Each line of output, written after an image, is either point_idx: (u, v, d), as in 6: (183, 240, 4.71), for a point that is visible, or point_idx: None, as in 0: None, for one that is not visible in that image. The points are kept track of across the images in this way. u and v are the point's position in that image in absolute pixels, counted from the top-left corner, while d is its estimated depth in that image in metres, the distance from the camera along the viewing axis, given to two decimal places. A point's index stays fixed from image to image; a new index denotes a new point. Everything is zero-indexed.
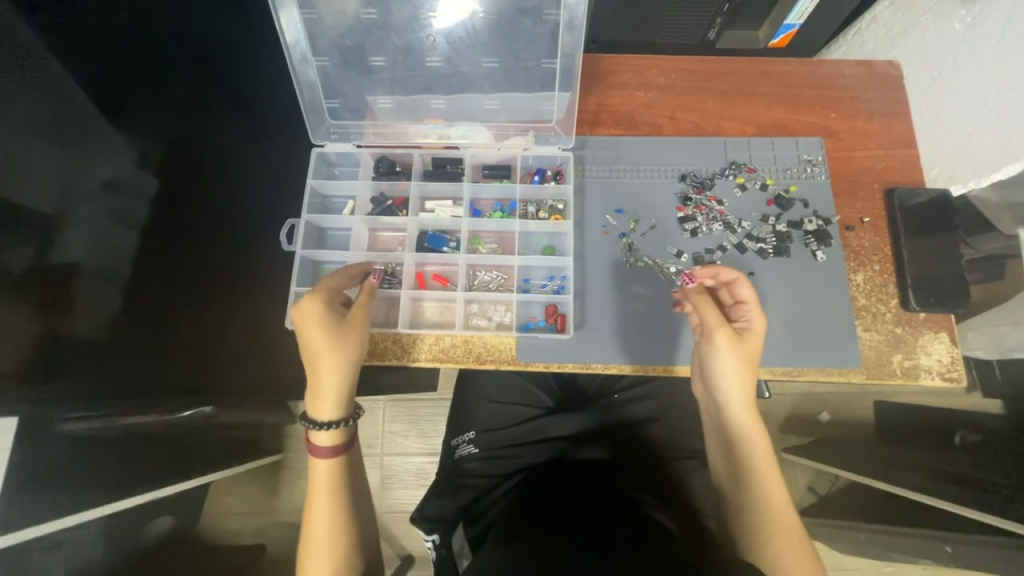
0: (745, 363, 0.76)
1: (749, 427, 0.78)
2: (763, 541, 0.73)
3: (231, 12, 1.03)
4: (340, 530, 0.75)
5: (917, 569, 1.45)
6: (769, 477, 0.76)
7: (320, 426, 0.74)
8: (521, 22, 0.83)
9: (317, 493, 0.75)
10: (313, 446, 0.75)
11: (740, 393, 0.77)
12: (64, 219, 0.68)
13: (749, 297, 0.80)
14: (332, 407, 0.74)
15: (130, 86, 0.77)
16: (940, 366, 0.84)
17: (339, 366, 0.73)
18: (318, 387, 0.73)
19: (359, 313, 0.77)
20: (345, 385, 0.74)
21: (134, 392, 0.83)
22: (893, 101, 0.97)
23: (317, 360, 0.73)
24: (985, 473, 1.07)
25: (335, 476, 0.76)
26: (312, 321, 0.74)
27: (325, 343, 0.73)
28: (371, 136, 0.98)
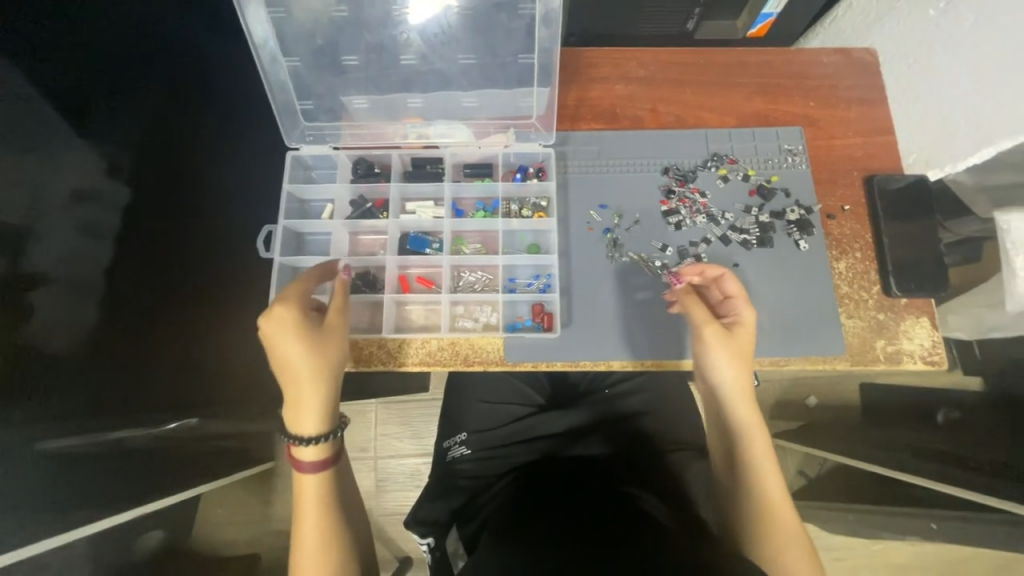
0: (737, 359, 0.78)
1: (747, 422, 0.79)
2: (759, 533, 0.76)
3: (197, 12, 0.99)
4: (332, 547, 0.73)
5: (905, 545, 1.49)
6: (767, 471, 0.77)
7: (307, 442, 0.72)
8: (497, 17, 0.82)
9: (304, 510, 0.73)
10: (298, 462, 0.73)
11: (733, 389, 0.78)
12: (34, 232, 0.65)
13: (738, 292, 0.80)
14: (316, 420, 0.72)
15: (93, 91, 0.74)
16: (922, 351, 0.85)
17: (319, 377, 0.72)
18: (300, 402, 0.72)
19: (334, 318, 0.76)
20: (327, 395, 0.73)
21: (114, 408, 0.80)
22: (869, 88, 0.98)
23: (295, 373, 0.71)
24: (969, 451, 1.10)
25: (322, 491, 0.74)
26: (284, 332, 0.71)
27: (301, 355, 0.71)
28: (348, 137, 0.95)
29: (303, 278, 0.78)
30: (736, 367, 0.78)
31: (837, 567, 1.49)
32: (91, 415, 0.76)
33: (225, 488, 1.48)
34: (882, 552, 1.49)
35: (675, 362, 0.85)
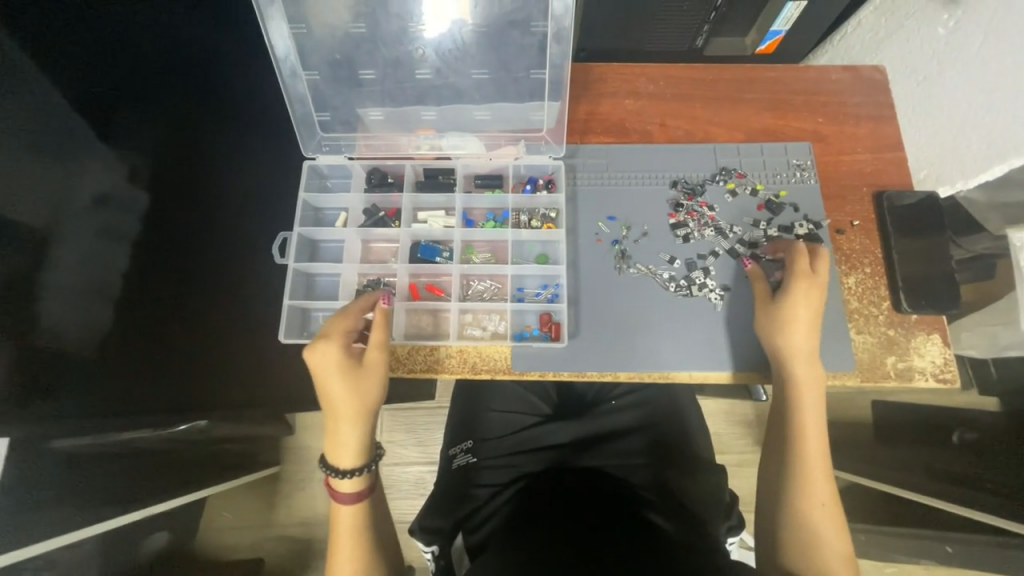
0: (807, 330, 0.78)
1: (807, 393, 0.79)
2: (802, 504, 0.77)
3: (219, 26, 1.03)
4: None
5: (919, 568, 1.45)
6: (816, 450, 0.78)
7: (344, 476, 0.74)
8: (509, 33, 0.84)
9: (339, 541, 0.75)
10: (335, 493, 0.75)
11: (805, 359, 0.78)
12: (55, 235, 0.68)
13: (821, 270, 0.81)
14: (354, 456, 0.74)
15: (119, 101, 0.77)
16: (932, 368, 0.85)
17: (358, 414, 0.73)
18: (339, 437, 0.74)
19: (374, 354, 0.75)
20: (364, 432, 0.75)
21: (136, 409, 0.82)
22: (879, 105, 0.98)
23: (336, 410, 0.72)
24: (986, 472, 1.07)
25: (356, 524, 0.76)
26: (328, 367, 0.72)
27: (343, 392, 0.72)
28: (363, 148, 0.98)
29: (351, 308, 0.77)
30: (808, 335, 0.78)
31: None
32: (112, 416, 0.78)
33: (232, 491, 1.49)
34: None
35: (682, 374, 0.85)
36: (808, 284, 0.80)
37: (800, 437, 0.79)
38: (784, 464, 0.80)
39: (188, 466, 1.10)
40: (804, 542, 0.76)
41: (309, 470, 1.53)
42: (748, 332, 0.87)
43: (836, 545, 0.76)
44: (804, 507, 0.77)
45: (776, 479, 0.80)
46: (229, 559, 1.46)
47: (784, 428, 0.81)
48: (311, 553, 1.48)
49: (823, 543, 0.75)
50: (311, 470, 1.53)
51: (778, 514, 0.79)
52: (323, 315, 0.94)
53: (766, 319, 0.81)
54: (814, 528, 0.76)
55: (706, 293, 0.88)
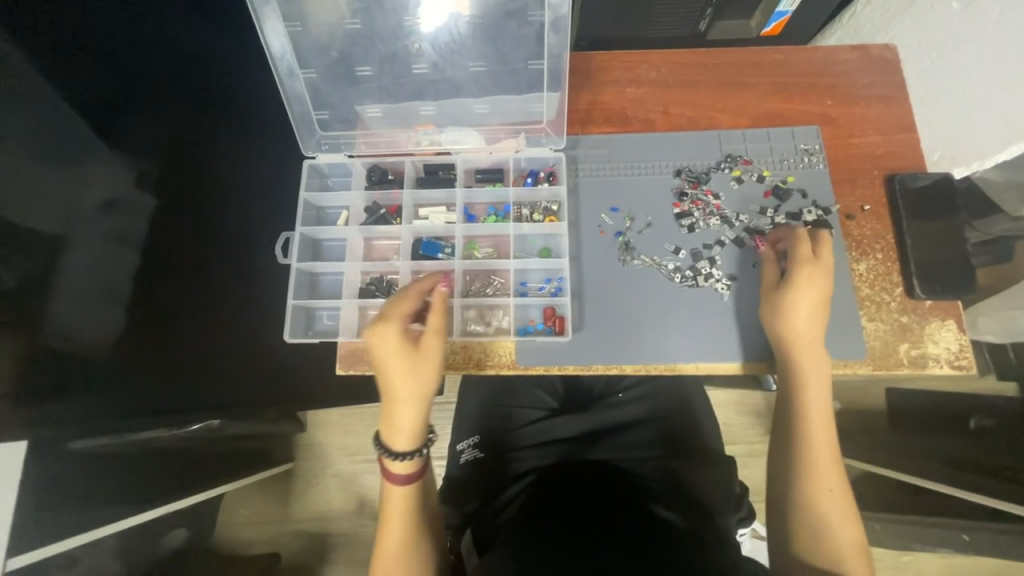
0: (812, 318, 0.77)
1: (812, 381, 0.78)
2: (808, 490, 0.76)
3: (216, 27, 1.03)
4: (408, 559, 0.76)
5: (936, 557, 1.43)
6: (822, 435, 0.77)
7: (398, 457, 0.74)
8: (507, 24, 0.83)
9: (389, 519, 0.76)
10: (388, 473, 0.75)
11: (809, 347, 0.77)
12: (67, 241, 0.69)
13: (827, 257, 0.79)
14: (407, 439, 0.74)
15: (123, 106, 0.78)
16: (947, 355, 0.83)
17: (415, 398, 0.73)
18: (394, 420, 0.73)
19: (431, 339, 0.75)
20: (420, 416, 0.74)
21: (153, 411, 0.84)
22: (890, 85, 0.95)
23: (393, 392, 0.72)
24: (1005, 460, 1.05)
25: (406, 505, 0.76)
26: (387, 348, 0.72)
27: (401, 374, 0.72)
28: (362, 146, 0.98)
29: (410, 291, 0.77)
30: (813, 323, 0.77)
31: None
32: (130, 417, 0.79)
33: (247, 487, 1.52)
34: (911, 564, 1.44)
35: (689, 365, 0.84)
36: (812, 270, 0.78)
37: (806, 425, 0.78)
38: (790, 453, 0.79)
39: (202, 464, 1.11)
40: (812, 529, 0.75)
41: (321, 466, 1.55)
42: (755, 322, 0.85)
43: (845, 532, 0.74)
44: (812, 494, 0.76)
45: (782, 467, 0.79)
46: (247, 553, 1.49)
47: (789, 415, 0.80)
48: (325, 548, 1.50)
49: (830, 530, 0.75)
50: (323, 466, 1.55)
51: (785, 502, 0.78)
52: (327, 313, 0.96)
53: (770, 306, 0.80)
54: (821, 514, 0.75)
55: (713, 283, 0.87)
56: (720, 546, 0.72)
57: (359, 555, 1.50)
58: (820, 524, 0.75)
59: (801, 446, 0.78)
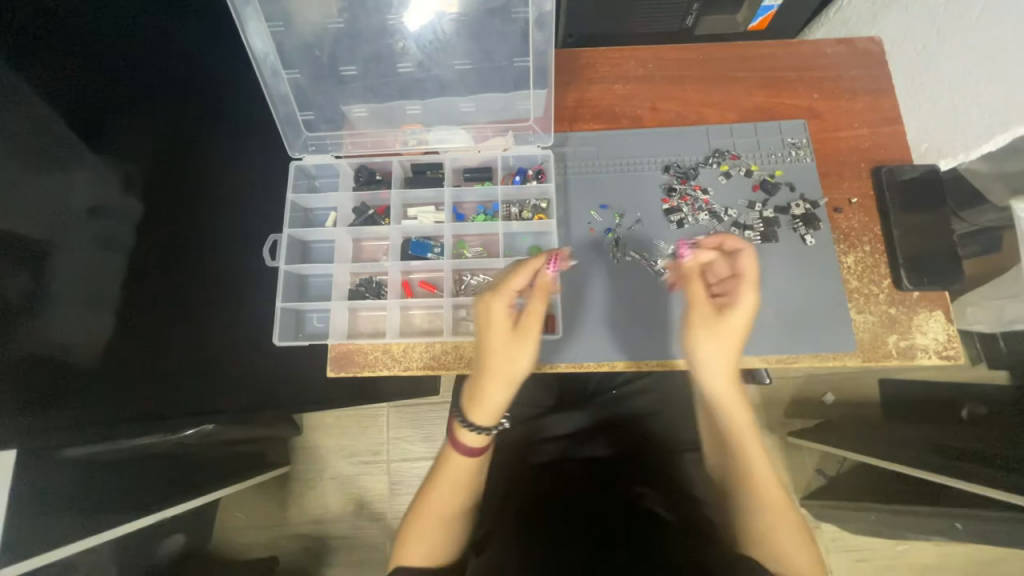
0: (723, 346, 0.72)
1: (732, 409, 0.74)
2: (762, 526, 0.71)
3: (199, 29, 1.02)
4: (449, 526, 0.75)
5: (930, 545, 1.45)
6: (761, 464, 0.73)
7: (473, 428, 0.72)
8: (491, 22, 0.82)
9: (443, 480, 0.76)
10: (455, 439, 0.75)
11: (724, 376, 0.73)
12: (55, 247, 0.69)
13: (749, 270, 0.73)
14: (487, 415, 0.72)
15: (106, 111, 0.77)
16: (936, 345, 0.83)
17: (508, 376, 0.71)
18: (481, 392, 0.72)
19: (535, 321, 0.71)
20: (506, 397, 0.73)
21: (146, 417, 0.83)
22: (876, 78, 0.95)
23: (489, 365, 0.71)
24: (999, 449, 1.05)
25: (465, 473, 0.76)
26: (491, 320, 0.71)
27: (501, 350, 0.71)
28: (349, 146, 0.97)
29: (524, 265, 0.74)
30: (729, 348, 0.72)
31: (859, 567, 1.46)
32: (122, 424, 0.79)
33: (245, 491, 1.51)
34: (907, 553, 1.45)
35: (681, 361, 0.84)
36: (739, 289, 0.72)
37: (742, 450, 0.73)
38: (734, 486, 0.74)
39: (197, 469, 1.11)
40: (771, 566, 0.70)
41: (318, 469, 1.54)
42: None
43: (806, 562, 0.70)
44: (763, 527, 0.71)
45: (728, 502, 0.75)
46: (246, 557, 1.48)
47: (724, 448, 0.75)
48: (324, 550, 1.50)
49: (791, 551, 0.70)
50: (320, 469, 1.54)
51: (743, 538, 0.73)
52: (317, 315, 0.96)
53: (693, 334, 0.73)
54: (779, 538, 0.70)
55: None
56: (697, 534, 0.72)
57: (358, 557, 1.49)
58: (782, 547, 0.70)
59: (743, 473, 0.73)
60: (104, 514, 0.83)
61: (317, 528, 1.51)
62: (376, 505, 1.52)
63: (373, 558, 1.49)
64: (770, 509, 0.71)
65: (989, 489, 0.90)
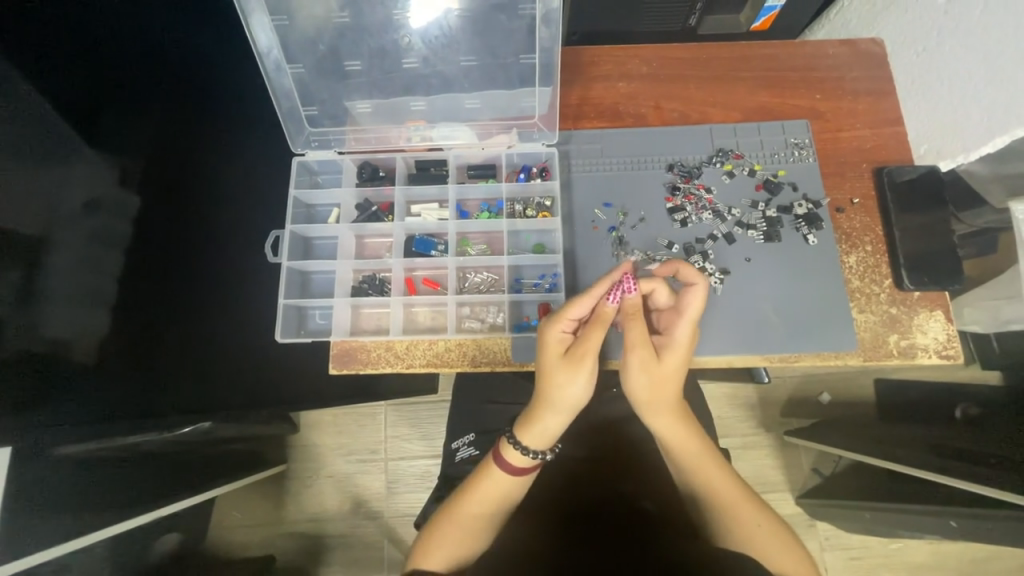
0: (663, 380, 0.72)
1: (680, 439, 0.74)
2: (738, 535, 0.71)
3: (198, 21, 1.00)
4: (476, 536, 0.72)
5: (924, 543, 1.46)
6: (723, 480, 0.73)
7: (521, 449, 0.72)
8: (497, 18, 0.82)
9: (481, 489, 0.73)
10: (499, 451, 0.73)
11: (665, 407, 0.73)
12: (51, 242, 0.68)
13: (692, 305, 0.73)
14: (538, 440, 0.72)
15: (103, 103, 0.76)
16: (936, 345, 0.84)
17: (561, 405, 0.71)
18: (535, 416, 0.72)
19: (590, 352, 0.70)
20: (559, 425, 0.73)
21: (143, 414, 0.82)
22: (878, 79, 0.96)
23: (543, 392, 0.72)
24: (994, 448, 1.07)
25: (506, 489, 0.73)
26: (545, 345, 0.72)
27: (554, 377, 0.71)
28: (352, 142, 0.95)
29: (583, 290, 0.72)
30: (670, 380, 0.73)
31: (853, 566, 1.47)
32: (119, 420, 0.78)
33: (241, 489, 1.50)
34: (900, 551, 1.47)
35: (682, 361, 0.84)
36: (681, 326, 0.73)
37: (697, 471, 0.74)
38: (704, 508, 0.74)
39: (194, 467, 1.09)
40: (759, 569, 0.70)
41: (315, 467, 1.53)
42: (746, 314, 0.86)
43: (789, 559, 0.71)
44: (744, 536, 0.71)
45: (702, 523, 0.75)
46: (242, 556, 1.47)
47: (684, 477, 0.75)
48: (320, 548, 1.49)
49: (764, 559, 0.70)
50: (317, 467, 1.53)
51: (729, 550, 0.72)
52: (319, 312, 0.94)
53: (635, 375, 0.72)
54: (751, 547, 0.71)
55: (705, 277, 0.87)
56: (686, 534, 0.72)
57: (356, 556, 1.48)
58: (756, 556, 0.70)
59: (703, 492, 0.73)
60: (100, 512, 0.82)
61: (314, 526, 1.50)
62: (374, 503, 1.51)
63: (370, 557, 1.48)
64: (737, 522, 0.72)
65: (979, 485, 0.90)
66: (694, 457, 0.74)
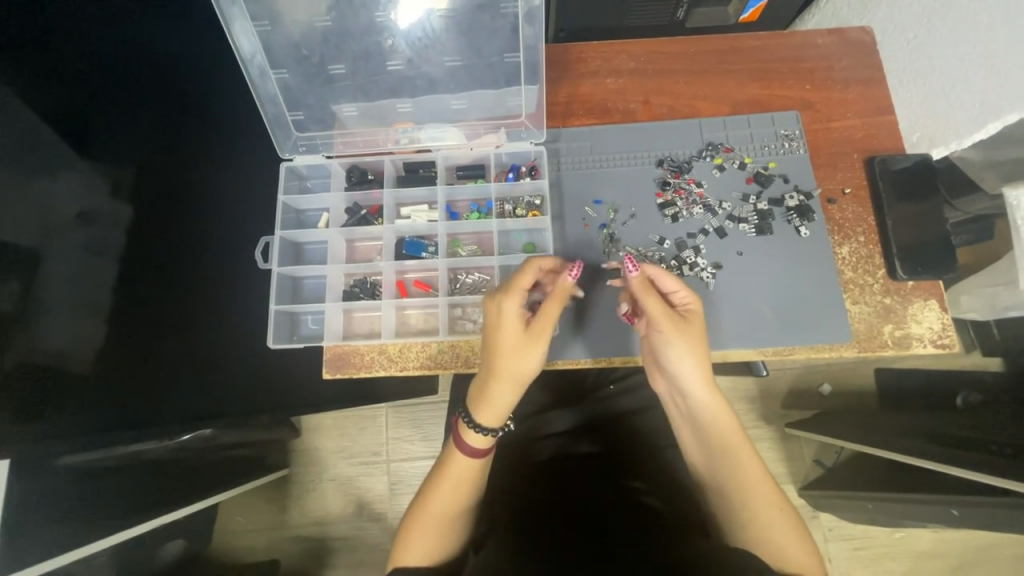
0: (697, 345, 0.73)
1: (717, 412, 0.73)
2: (755, 523, 0.70)
3: (183, 29, 1.00)
4: (454, 523, 0.73)
5: (928, 532, 1.46)
6: (751, 460, 0.73)
7: (480, 430, 0.72)
8: (480, 17, 0.81)
9: (445, 475, 0.74)
10: (459, 440, 0.73)
11: (706, 376, 0.73)
12: (47, 254, 0.68)
13: (670, 283, 0.77)
14: (494, 417, 0.72)
15: (91, 114, 0.76)
16: (931, 334, 0.84)
17: (513, 376, 0.71)
18: (486, 389, 0.72)
19: (548, 326, 0.72)
20: (511, 398, 0.72)
21: (141, 423, 0.82)
22: (868, 68, 0.95)
23: (498, 362, 0.71)
24: (993, 435, 1.06)
25: (468, 470, 0.74)
26: (503, 320, 0.71)
27: (511, 350, 0.70)
28: (340, 146, 0.96)
29: (532, 265, 0.75)
30: (700, 349, 0.73)
31: (857, 556, 1.47)
32: (116, 429, 0.77)
33: (245, 494, 1.51)
34: (904, 541, 1.46)
35: None
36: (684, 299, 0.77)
37: (723, 450, 0.73)
38: (724, 490, 0.73)
39: (199, 473, 1.10)
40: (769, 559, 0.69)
41: (317, 471, 1.54)
42: (739, 308, 0.86)
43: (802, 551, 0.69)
44: (763, 523, 0.70)
45: (718, 507, 0.73)
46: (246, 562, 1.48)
47: (714, 452, 0.74)
48: (324, 551, 1.50)
49: (776, 552, 0.68)
50: (320, 471, 1.54)
51: (740, 539, 0.71)
52: (311, 317, 0.95)
53: (675, 337, 0.72)
54: (767, 538, 0.69)
55: (697, 272, 0.87)
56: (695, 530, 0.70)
57: (360, 559, 1.49)
58: (765, 554, 0.69)
59: (729, 472, 0.72)
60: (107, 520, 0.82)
61: (317, 529, 1.50)
62: (377, 505, 1.52)
63: (374, 559, 1.48)
64: (756, 507, 0.71)
65: (980, 472, 0.90)
66: (726, 438, 0.73)
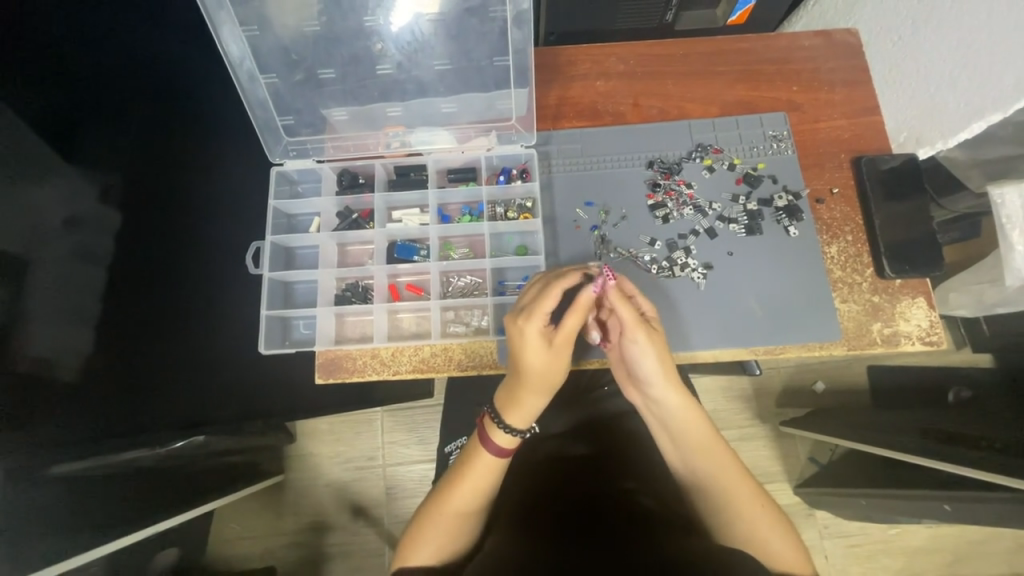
0: (665, 355, 0.73)
1: (688, 421, 0.73)
2: (739, 524, 0.71)
3: (172, 34, 1.00)
4: (464, 525, 0.73)
5: (921, 528, 1.47)
6: (728, 464, 0.73)
7: (507, 429, 0.72)
8: (469, 22, 0.82)
9: (466, 477, 0.73)
10: (485, 439, 0.74)
11: (672, 387, 0.73)
12: (36, 261, 0.67)
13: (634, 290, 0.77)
14: (527, 419, 0.73)
15: (81, 121, 0.75)
16: (919, 332, 0.85)
17: (546, 385, 0.72)
18: (518, 397, 0.72)
19: (571, 336, 0.71)
20: (542, 402, 0.74)
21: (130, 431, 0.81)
22: (853, 69, 0.96)
23: (529, 372, 0.71)
24: (985, 431, 1.07)
25: (492, 474, 0.74)
26: (525, 340, 0.70)
27: (538, 363, 0.70)
28: (331, 150, 0.96)
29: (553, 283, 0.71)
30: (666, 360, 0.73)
31: (853, 553, 1.47)
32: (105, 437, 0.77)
33: (239, 500, 1.49)
34: (899, 537, 1.47)
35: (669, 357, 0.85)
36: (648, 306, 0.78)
37: (703, 453, 0.73)
38: (708, 492, 0.73)
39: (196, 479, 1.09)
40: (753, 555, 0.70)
41: (312, 476, 1.53)
42: (730, 307, 0.87)
43: (784, 551, 0.70)
44: (745, 520, 0.71)
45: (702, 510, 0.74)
46: (241, 569, 1.46)
47: (689, 458, 0.74)
48: (320, 556, 1.49)
49: (759, 550, 0.70)
50: (314, 476, 1.53)
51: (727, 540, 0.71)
52: (303, 322, 0.95)
53: (643, 346, 0.72)
54: (751, 538, 0.70)
55: (689, 272, 0.88)
56: (686, 530, 0.70)
57: (355, 564, 1.48)
58: (755, 551, 0.70)
59: (710, 475, 0.73)
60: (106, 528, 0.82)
61: (313, 535, 1.49)
62: (373, 510, 1.51)
63: (369, 564, 1.47)
64: (741, 509, 0.71)
65: (970, 468, 0.90)
66: (699, 442, 0.73)
